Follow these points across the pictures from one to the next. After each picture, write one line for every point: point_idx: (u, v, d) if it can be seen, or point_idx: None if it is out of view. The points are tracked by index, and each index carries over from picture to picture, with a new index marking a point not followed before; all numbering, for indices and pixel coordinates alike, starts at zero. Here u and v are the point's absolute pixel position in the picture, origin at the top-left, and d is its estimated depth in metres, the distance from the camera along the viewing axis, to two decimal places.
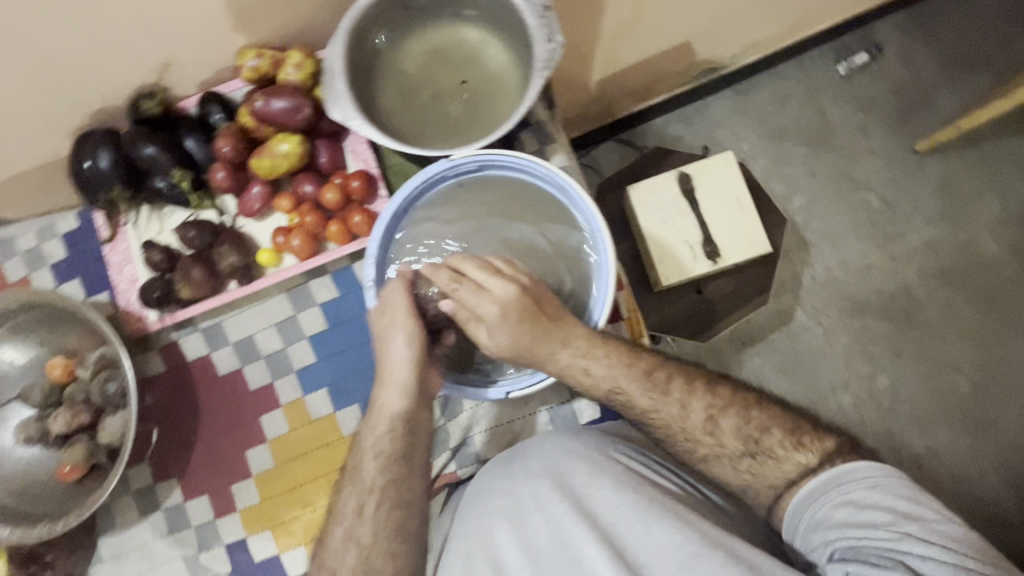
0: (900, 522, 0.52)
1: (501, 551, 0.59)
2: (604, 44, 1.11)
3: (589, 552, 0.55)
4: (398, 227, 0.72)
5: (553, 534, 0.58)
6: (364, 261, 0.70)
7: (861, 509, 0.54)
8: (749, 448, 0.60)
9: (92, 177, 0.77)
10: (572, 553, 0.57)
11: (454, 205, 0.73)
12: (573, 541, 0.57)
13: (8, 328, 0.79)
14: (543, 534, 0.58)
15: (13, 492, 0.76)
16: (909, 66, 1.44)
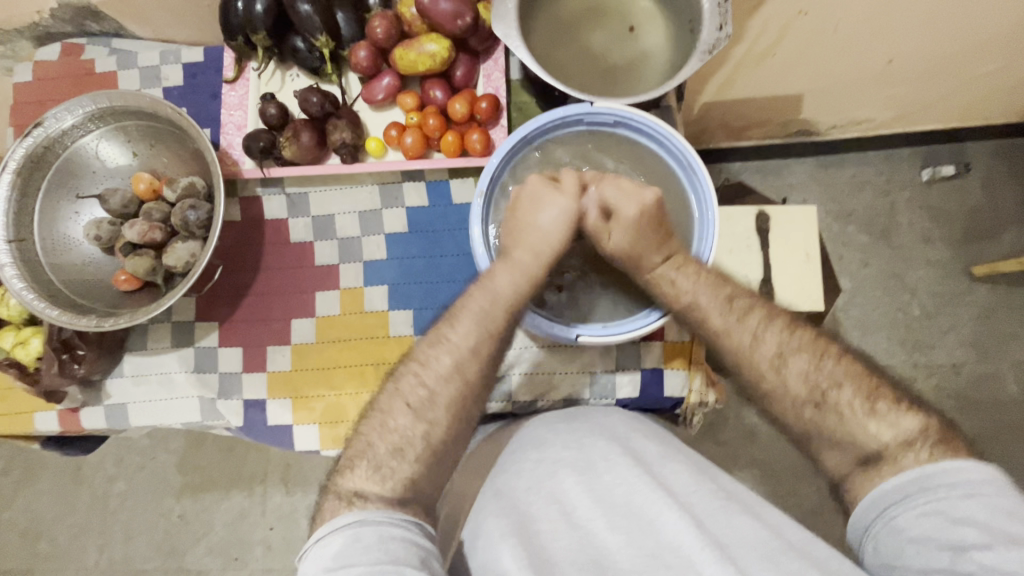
0: (998, 547, 0.46)
1: (568, 498, 0.58)
2: (734, 74, 1.13)
3: (670, 520, 0.54)
4: (521, 154, 0.74)
5: (625, 493, 0.57)
6: (481, 172, 0.72)
7: (952, 522, 0.49)
8: (813, 396, 0.58)
9: (240, 17, 0.77)
10: (636, 508, 0.56)
11: (572, 151, 0.75)
12: (638, 496, 0.56)
13: (111, 127, 0.80)
14: (617, 493, 0.57)
15: (66, 279, 0.77)
16: (986, 191, 1.51)
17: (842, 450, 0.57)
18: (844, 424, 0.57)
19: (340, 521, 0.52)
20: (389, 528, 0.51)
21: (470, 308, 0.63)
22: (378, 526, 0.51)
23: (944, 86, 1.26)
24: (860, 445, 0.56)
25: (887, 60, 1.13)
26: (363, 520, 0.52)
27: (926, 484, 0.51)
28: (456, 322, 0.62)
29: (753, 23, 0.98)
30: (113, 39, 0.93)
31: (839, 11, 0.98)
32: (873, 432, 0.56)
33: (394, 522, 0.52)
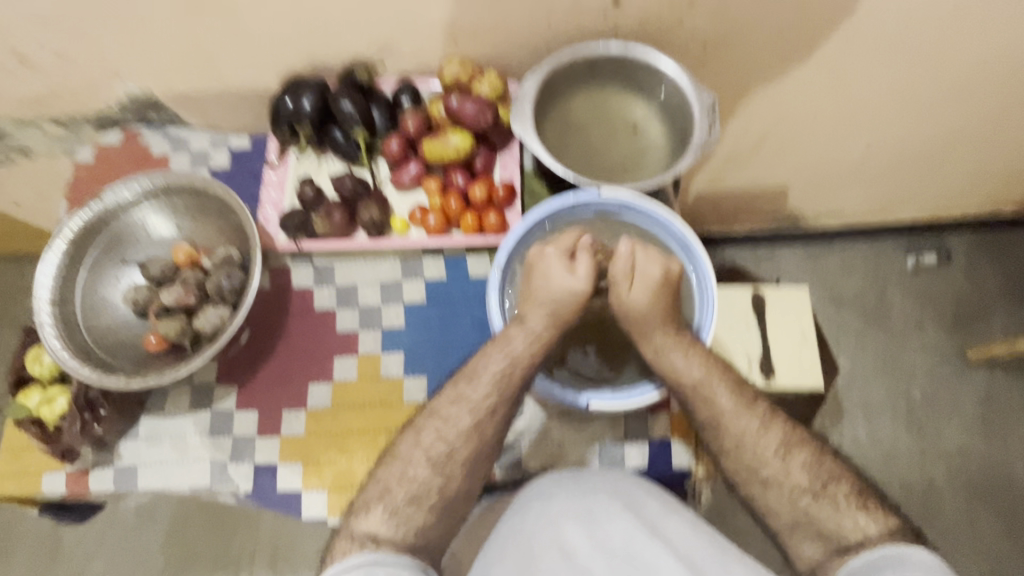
0: None
1: (571, 544, 0.59)
2: (723, 168, 1.25)
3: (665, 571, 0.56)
4: (535, 233, 0.80)
5: (625, 541, 0.59)
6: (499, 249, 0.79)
7: None
8: (814, 487, 0.66)
9: (290, 113, 0.88)
10: (633, 555, 0.58)
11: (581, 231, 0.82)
12: (634, 542, 0.59)
13: (160, 203, 0.88)
14: (615, 540, 0.59)
15: (98, 340, 0.81)
16: (970, 278, 1.59)
17: (826, 538, 0.64)
18: (835, 514, 0.64)
19: (358, 561, 0.60)
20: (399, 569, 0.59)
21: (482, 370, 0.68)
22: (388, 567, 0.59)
23: (916, 182, 1.38)
24: (844, 537, 0.63)
25: (862, 157, 1.25)
26: (379, 561, 0.59)
27: (894, 559, 0.59)
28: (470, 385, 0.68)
29: (737, 124, 1.10)
30: (169, 126, 1.04)
31: (814, 117, 1.10)
32: (860, 524, 0.64)
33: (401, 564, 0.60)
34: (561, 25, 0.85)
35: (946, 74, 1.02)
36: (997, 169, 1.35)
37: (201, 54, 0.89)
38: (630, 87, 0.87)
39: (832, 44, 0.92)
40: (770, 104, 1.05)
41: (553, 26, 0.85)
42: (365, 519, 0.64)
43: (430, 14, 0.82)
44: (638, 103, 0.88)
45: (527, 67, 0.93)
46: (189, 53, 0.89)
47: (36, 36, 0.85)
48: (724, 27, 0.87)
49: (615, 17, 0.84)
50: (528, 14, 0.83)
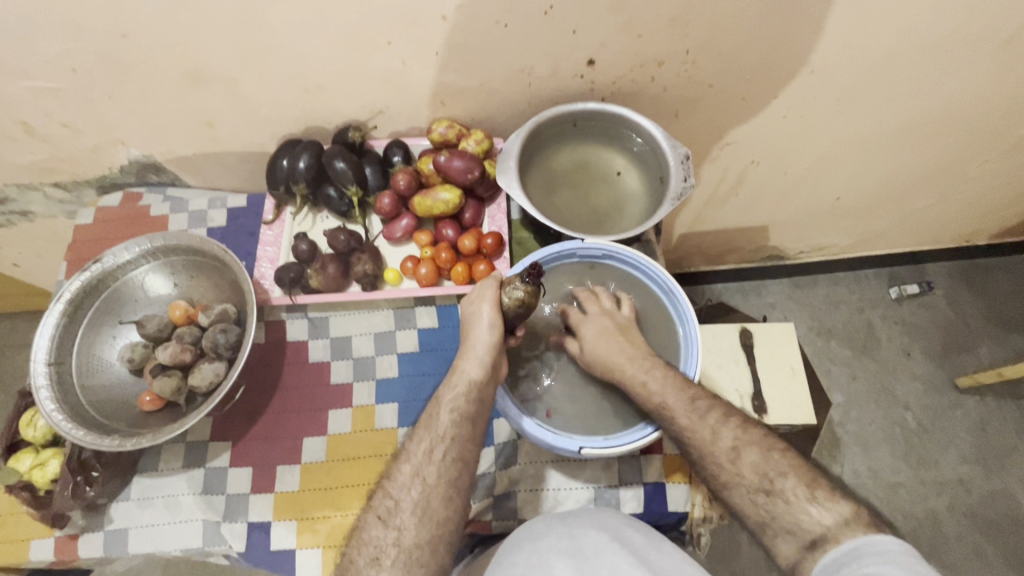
0: None
1: None
2: (705, 210, 1.30)
3: None
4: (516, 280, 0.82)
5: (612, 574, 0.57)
6: None
7: None
8: (765, 484, 0.64)
9: (286, 173, 0.92)
10: None
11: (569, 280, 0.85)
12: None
13: (158, 262, 0.90)
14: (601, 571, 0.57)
15: (93, 400, 0.82)
16: (952, 307, 1.63)
17: (794, 535, 0.61)
18: (789, 509, 0.62)
19: None
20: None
21: (446, 432, 0.68)
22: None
23: (891, 217, 1.43)
24: (805, 530, 0.60)
25: (836, 197, 1.32)
26: None
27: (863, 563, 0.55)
28: (435, 443, 0.67)
29: (715, 169, 1.16)
30: (169, 187, 1.08)
31: (787, 160, 1.16)
32: (814, 515, 0.60)
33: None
34: (543, 87, 0.91)
35: (907, 122, 1.09)
36: (966, 204, 1.41)
37: (203, 121, 0.94)
38: (610, 140, 0.93)
39: (798, 98, 0.98)
40: (744, 150, 1.11)
41: (535, 89, 0.91)
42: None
43: (420, 81, 0.88)
44: (619, 154, 0.93)
45: (512, 124, 0.98)
46: (191, 120, 0.93)
47: (45, 109, 0.89)
48: (695, 84, 0.93)
49: (593, 78, 0.90)
50: (511, 79, 0.89)
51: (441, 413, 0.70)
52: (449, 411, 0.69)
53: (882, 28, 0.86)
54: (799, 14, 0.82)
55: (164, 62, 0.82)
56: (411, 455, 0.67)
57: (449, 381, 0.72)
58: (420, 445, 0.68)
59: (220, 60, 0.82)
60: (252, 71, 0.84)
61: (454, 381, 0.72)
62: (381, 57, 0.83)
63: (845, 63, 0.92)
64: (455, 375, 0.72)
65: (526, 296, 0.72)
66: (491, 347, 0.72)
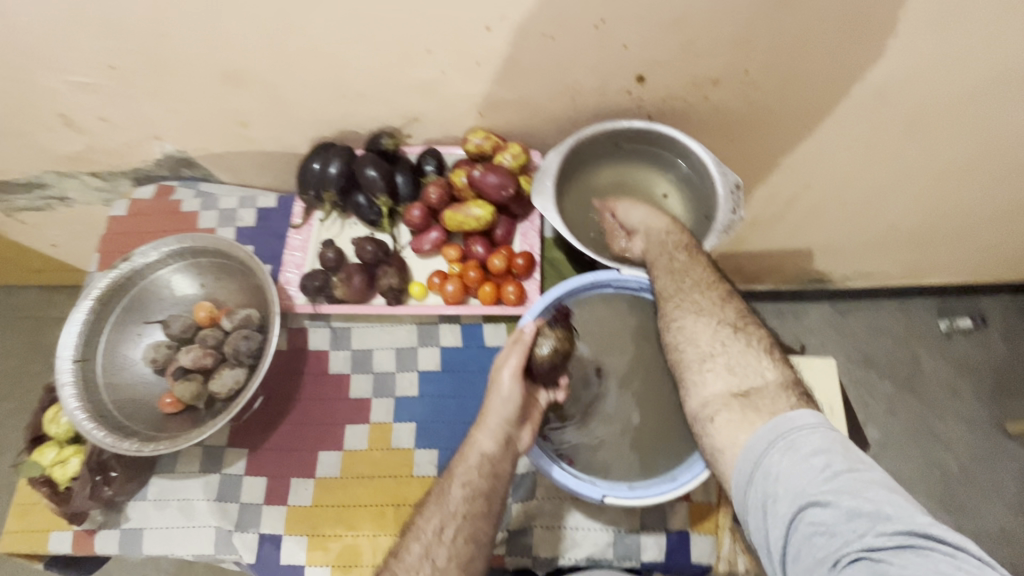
0: (841, 470, 0.54)
1: None
2: (747, 231, 1.23)
3: None
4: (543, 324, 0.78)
5: None
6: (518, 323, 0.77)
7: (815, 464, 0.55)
8: (735, 323, 0.71)
9: (317, 177, 0.90)
10: None
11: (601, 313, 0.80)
12: None
13: (187, 262, 0.90)
14: None
15: (116, 399, 0.82)
16: (1008, 344, 1.51)
17: None
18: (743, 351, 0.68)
19: None
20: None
21: (451, 507, 0.66)
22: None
23: (949, 249, 1.33)
24: None
25: (891, 225, 1.23)
26: None
27: (784, 427, 0.59)
28: (445, 523, 0.65)
29: (763, 191, 1.09)
30: (201, 182, 1.08)
31: (843, 186, 1.08)
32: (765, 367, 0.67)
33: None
34: (585, 102, 0.86)
35: (979, 154, 1.00)
36: None
37: (236, 120, 0.92)
38: (654, 160, 0.88)
39: (861, 126, 0.91)
40: (796, 175, 1.04)
41: (577, 103, 0.86)
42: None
43: (457, 91, 0.84)
44: (661, 176, 0.89)
45: (550, 137, 0.94)
46: (225, 119, 0.92)
47: (83, 103, 0.89)
48: (750, 106, 0.87)
49: (640, 95, 0.85)
50: (552, 92, 0.84)
51: (453, 487, 0.68)
52: (455, 485, 0.68)
53: (964, 54, 0.78)
54: (871, 37, 0.75)
55: (201, 61, 0.81)
56: (419, 530, 0.66)
57: (462, 454, 0.71)
58: (429, 521, 0.66)
59: (255, 61, 0.80)
60: (287, 73, 0.82)
61: (466, 454, 0.70)
62: (419, 65, 0.80)
63: (918, 90, 0.84)
64: (469, 448, 0.70)
65: (556, 342, 0.74)
66: (507, 420, 0.70)
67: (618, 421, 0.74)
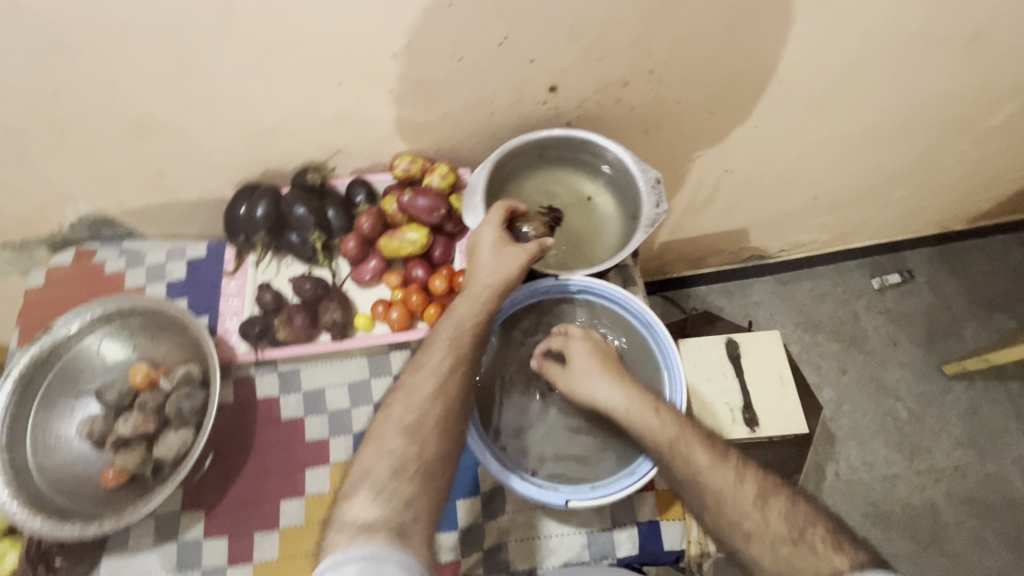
0: None
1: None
2: (683, 218, 1.28)
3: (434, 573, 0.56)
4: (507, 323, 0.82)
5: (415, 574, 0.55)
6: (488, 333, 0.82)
7: None
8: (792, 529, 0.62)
9: (244, 221, 0.88)
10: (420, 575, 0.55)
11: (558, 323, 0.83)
12: None
13: (115, 326, 0.86)
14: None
15: (52, 481, 0.78)
16: (935, 291, 1.62)
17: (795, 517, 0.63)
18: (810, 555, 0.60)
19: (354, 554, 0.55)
20: (385, 547, 0.54)
21: (444, 364, 0.67)
22: (366, 552, 0.54)
23: (868, 211, 1.42)
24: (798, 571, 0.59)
25: (813, 196, 1.30)
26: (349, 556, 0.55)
27: None
28: (443, 378, 0.66)
29: (691, 180, 1.13)
30: (124, 239, 1.03)
31: (762, 166, 1.14)
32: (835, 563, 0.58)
33: (365, 542, 0.55)
34: (505, 115, 0.88)
35: (877, 121, 1.07)
36: (941, 194, 1.41)
37: (151, 172, 0.89)
38: (579, 164, 0.91)
39: (768, 108, 0.96)
40: (717, 160, 1.08)
41: (497, 117, 0.88)
42: (354, 505, 0.59)
43: (376, 118, 0.84)
44: (588, 179, 0.91)
45: (477, 153, 0.95)
46: (139, 172, 0.89)
47: None
48: (662, 102, 0.90)
49: (556, 103, 0.87)
50: (470, 109, 0.85)
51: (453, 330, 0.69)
52: (446, 342, 0.68)
53: (846, 35, 0.84)
54: (759, 28, 0.80)
55: (104, 116, 0.78)
56: (415, 390, 0.66)
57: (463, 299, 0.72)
58: (423, 382, 0.66)
59: (162, 110, 0.78)
60: (197, 119, 0.80)
61: (465, 300, 0.71)
62: (332, 97, 0.79)
63: (811, 71, 0.90)
64: (467, 296, 0.71)
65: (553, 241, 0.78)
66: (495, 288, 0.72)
67: (571, 424, 0.78)
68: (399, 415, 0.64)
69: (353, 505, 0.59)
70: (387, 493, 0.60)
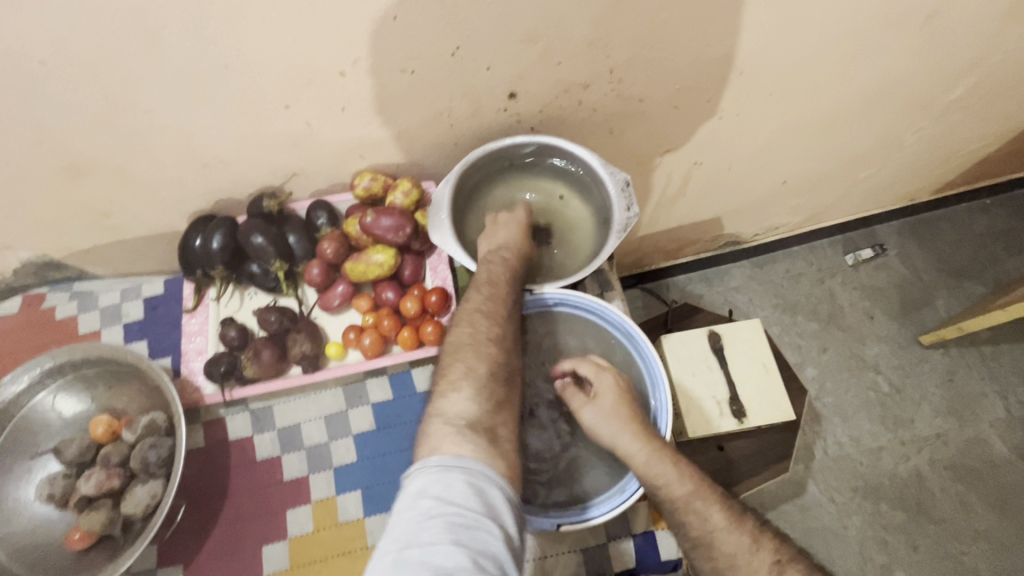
0: None
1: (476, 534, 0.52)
2: (656, 213, 1.27)
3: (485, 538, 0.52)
4: None
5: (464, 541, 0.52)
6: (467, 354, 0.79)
7: None
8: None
9: (200, 255, 0.84)
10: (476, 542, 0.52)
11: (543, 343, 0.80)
12: None
13: (69, 378, 0.81)
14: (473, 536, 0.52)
15: (14, 550, 0.73)
16: (906, 263, 1.65)
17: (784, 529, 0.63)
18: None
19: (444, 463, 0.57)
20: (493, 472, 0.58)
21: (512, 285, 0.77)
22: (476, 468, 0.57)
23: (837, 191, 1.43)
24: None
25: (782, 180, 1.30)
26: (445, 465, 0.57)
27: None
28: (512, 296, 0.76)
29: (660, 175, 1.12)
30: (75, 281, 0.97)
31: (729, 156, 1.13)
32: None
33: (477, 460, 0.58)
34: (465, 126, 0.85)
35: (840, 104, 1.07)
36: (907, 169, 1.42)
37: (93, 211, 0.84)
38: (546, 170, 0.88)
39: (731, 99, 0.95)
40: (685, 154, 1.07)
41: (457, 128, 0.85)
42: (454, 401, 0.65)
43: (330, 139, 0.81)
44: (555, 184, 0.89)
45: (440, 165, 0.92)
46: (81, 213, 0.83)
47: None
48: (624, 101, 0.88)
49: (517, 110, 0.85)
50: (427, 122, 0.82)
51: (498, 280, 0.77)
52: (510, 268, 0.78)
53: (802, 22, 0.83)
54: (717, 20, 0.78)
55: (34, 159, 0.73)
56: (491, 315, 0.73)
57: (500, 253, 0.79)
58: (500, 294, 0.75)
59: (97, 148, 0.73)
60: (138, 154, 0.75)
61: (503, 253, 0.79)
62: (278, 121, 0.75)
63: (772, 60, 0.89)
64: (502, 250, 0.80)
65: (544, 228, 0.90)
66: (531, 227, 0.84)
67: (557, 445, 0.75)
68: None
69: (448, 400, 0.65)
70: (482, 393, 0.66)
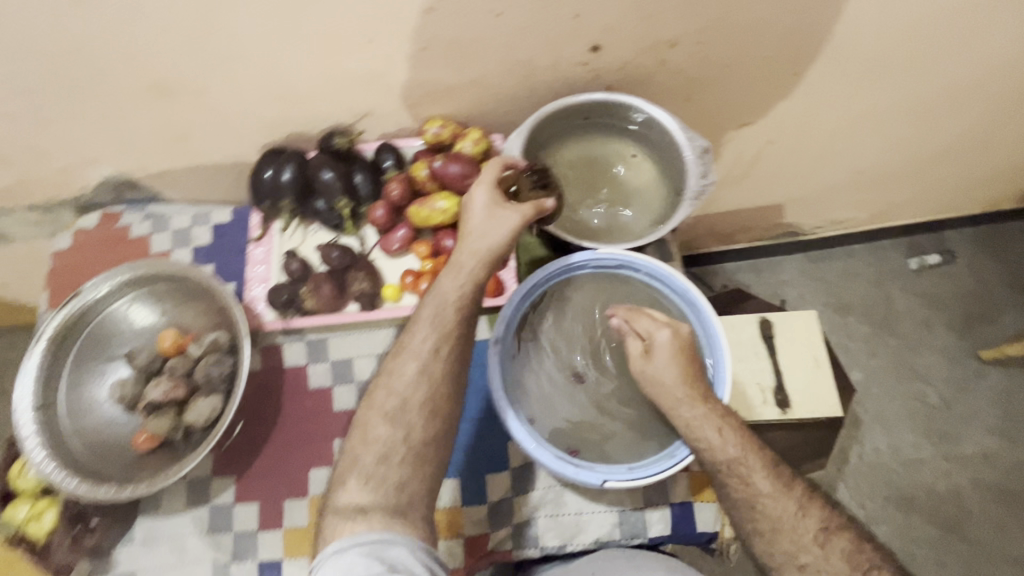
0: None
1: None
2: (717, 193, 1.23)
3: None
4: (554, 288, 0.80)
5: None
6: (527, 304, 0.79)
7: None
8: None
9: (269, 185, 0.85)
10: None
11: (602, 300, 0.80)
12: None
13: (144, 291, 0.85)
14: None
15: (86, 442, 0.79)
16: (975, 273, 1.55)
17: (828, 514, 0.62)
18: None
19: (344, 547, 0.55)
20: (389, 533, 0.55)
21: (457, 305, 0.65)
22: (370, 539, 0.55)
23: (913, 189, 1.35)
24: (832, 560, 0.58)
25: (856, 171, 1.23)
26: (341, 547, 0.55)
27: None
28: (462, 313, 0.65)
29: (729, 152, 1.08)
30: (149, 203, 1.01)
31: (804, 139, 1.07)
32: None
33: (371, 527, 0.55)
34: (540, 78, 0.83)
35: (936, 91, 1.00)
36: (995, 171, 1.33)
37: (172, 134, 0.86)
38: (620, 132, 0.86)
39: (818, 75, 0.90)
40: (758, 132, 1.03)
41: (532, 80, 0.83)
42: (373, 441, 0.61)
43: (405, 80, 0.80)
44: (627, 147, 0.87)
45: (509, 118, 0.90)
46: (161, 135, 0.86)
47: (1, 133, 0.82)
48: (707, 66, 0.84)
49: (596, 65, 0.82)
50: (503, 71, 0.81)
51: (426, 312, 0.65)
52: (466, 283, 0.66)
53: None
54: None
55: (124, 76, 0.75)
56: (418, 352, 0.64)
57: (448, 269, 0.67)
58: (438, 327, 0.65)
59: (182, 70, 0.75)
60: (219, 79, 0.77)
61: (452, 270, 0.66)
62: (358, 57, 0.75)
63: (871, 34, 0.83)
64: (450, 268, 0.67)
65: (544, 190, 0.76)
66: (496, 242, 0.66)
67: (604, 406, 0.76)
68: (423, 387, 0.62)
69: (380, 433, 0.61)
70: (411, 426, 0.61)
